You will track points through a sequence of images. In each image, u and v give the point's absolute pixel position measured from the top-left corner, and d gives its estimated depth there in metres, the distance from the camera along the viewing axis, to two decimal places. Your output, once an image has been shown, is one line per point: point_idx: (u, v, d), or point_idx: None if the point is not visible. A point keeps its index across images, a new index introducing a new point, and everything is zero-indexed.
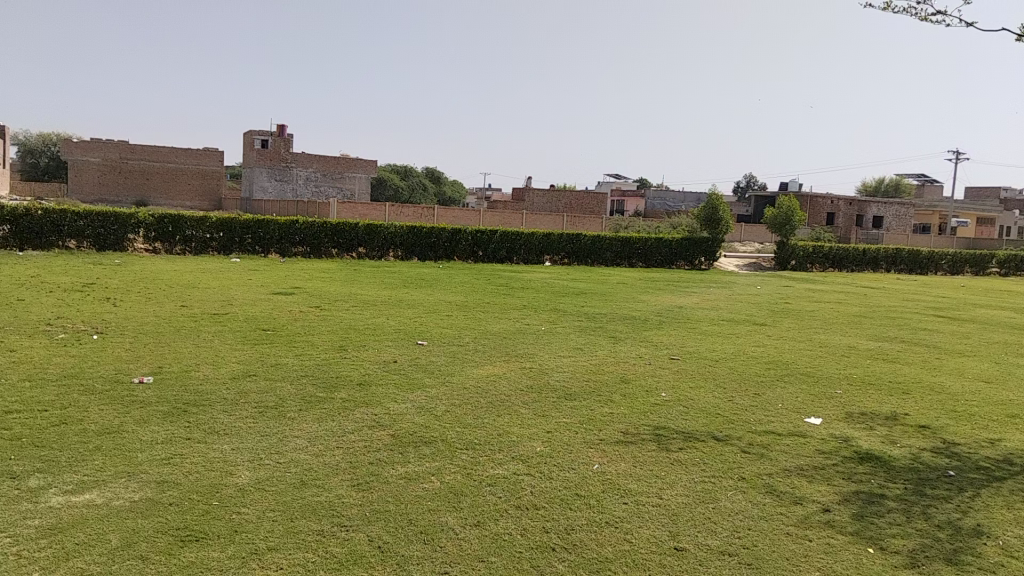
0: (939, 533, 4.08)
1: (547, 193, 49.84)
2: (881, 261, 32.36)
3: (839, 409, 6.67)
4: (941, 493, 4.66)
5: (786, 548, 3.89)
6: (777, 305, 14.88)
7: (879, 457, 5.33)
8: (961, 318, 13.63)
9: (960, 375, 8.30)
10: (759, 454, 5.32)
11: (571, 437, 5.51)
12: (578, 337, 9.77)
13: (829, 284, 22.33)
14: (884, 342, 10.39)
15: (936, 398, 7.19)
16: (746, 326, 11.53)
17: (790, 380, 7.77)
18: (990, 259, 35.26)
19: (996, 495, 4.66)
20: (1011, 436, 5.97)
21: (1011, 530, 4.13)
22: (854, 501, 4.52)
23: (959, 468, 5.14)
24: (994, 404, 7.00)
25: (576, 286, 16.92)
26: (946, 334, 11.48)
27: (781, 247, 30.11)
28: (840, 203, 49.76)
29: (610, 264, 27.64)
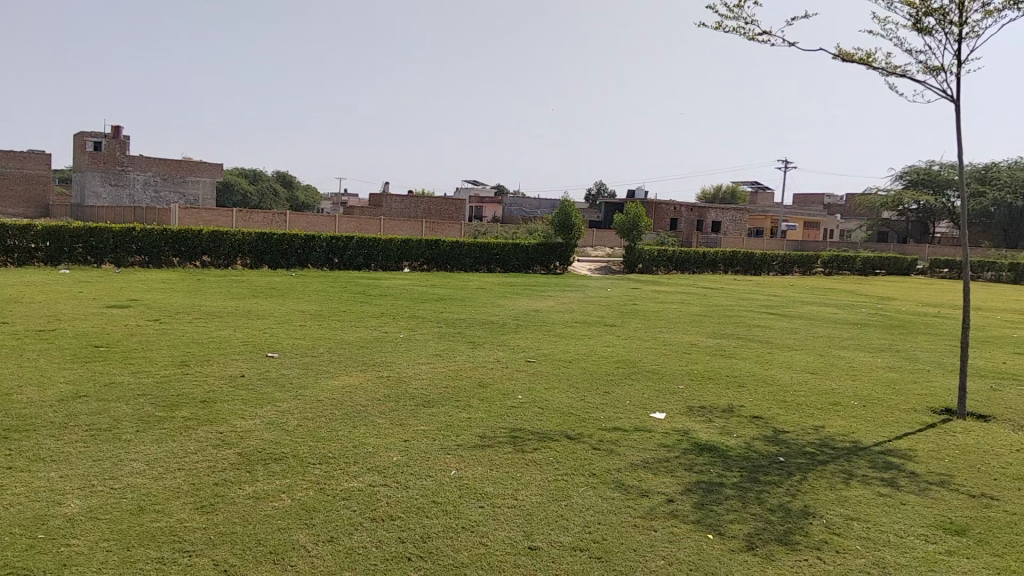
0: (770, 516, 4.39)
1: (404, 199, 49.47)
2: (720, 263, 34.48)
3: (681, 403, 7.03)
4: (772, 478, 5.01)
5: (634, 540, 4.05)
6: (626, 306, 15.56)
7: (717, 448, 5.66)
8: (789, 315, 14.77)
9: (789, 367, 8.98)
10: (609, 450, 5.52)
11: (428, 445, 5.49)
12: (435, 343, 9.78)
13: (674, 285, 23.60)
14: (722, 339, 11.08)
15: (768, 390, 7.75)
16: (598, 327, 11.97)
17: (638, 377, 8.13)
18: (815, 260, 38.39)
19: (820, 477, 5.06)
20: (832, 422, 6.51)
21: (833, 510, 4.50)
22: (695, 490, 4.77)
23: (788, 454, 5.56)
24: (818, 394, 7.62)
25: (434, 292, 16.93)
26: (777, 329, 12.40)
27: (629, 252, 31.43)
28: (682, 210, 52.73)
29: (468, 270, 27.80)
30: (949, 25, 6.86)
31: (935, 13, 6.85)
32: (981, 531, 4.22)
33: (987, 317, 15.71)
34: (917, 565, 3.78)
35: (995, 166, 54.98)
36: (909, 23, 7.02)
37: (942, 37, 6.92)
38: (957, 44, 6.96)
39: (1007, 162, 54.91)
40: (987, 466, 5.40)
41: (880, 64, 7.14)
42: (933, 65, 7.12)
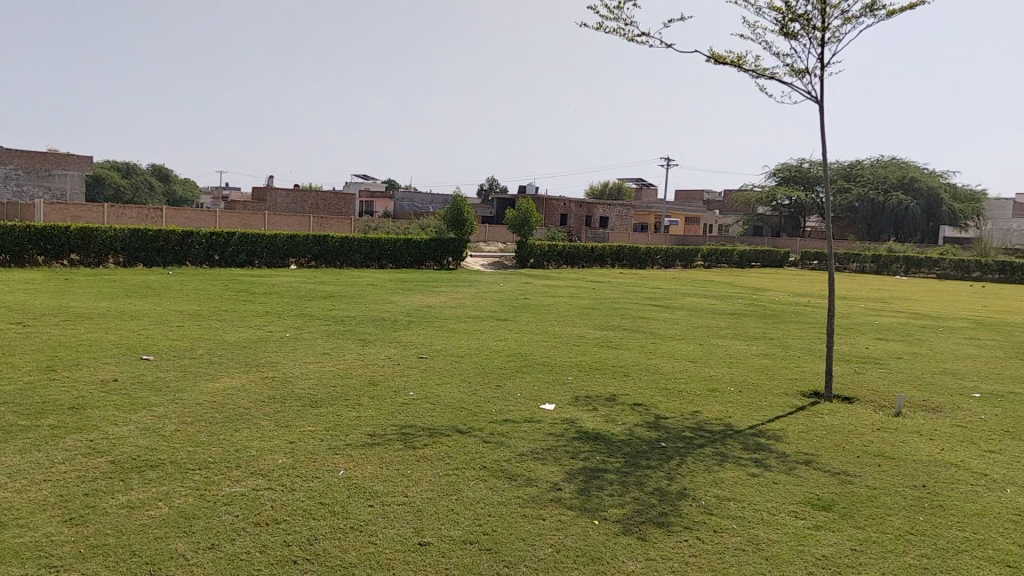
0: (651, 499, 4.57)
1: (291, 193, 48.14)
2: (608, 258, 35.35)
3: (569, 394, 7.19)
4: (654, 463, 5.20)
5: (522, 529, 4.12)
6: (517, 300, 15.74)
7: (603, 435, 5.83)
8: (672, 306, 15.35)
9: (671, 356, 9.35)
10: (498, 442, 5.58)
11: (315, 445, 5.39)
12: (323, 341, 9.60)
13: (563, 279, 24.10)
14: (609, 331, 11.38)
15: (651, 378, 8.04)
16: (489, 321, 12.06)
17: (528, 370, 8.26)
18: (696, 254, 39.98)
19: (699, 461, 5.30)
20: (710, 407, 6.83)
21: (710, 491, 4.72)
22: (581, 478, 4.89)
23: (668, 439, 5.79)
24: (698, 381, 7.97)
25: (321, 289, 16.58)
26: (660, 320, 12.87)
27: (520, 246, 31.71)
28: (571, 205, 53.54)
29: (358, 266, 27.38)
30: (812, 30, 7.29)
31: (800, 18, 7.26)
32: (844, 506, 4.53)
33: (851, 306, 16.81)
34: (786, 540, 4.02)
35: (858, 164, 58.79)
36: (777, 27, 7.41)
37: (807, 41, 7.35)
38: (820, 48, 7.40)
39: (869, 160, 58.81)
40: (850, 444, 5.80)
41: (751, 66, 7.50)
42: (799, 69, 7.55)
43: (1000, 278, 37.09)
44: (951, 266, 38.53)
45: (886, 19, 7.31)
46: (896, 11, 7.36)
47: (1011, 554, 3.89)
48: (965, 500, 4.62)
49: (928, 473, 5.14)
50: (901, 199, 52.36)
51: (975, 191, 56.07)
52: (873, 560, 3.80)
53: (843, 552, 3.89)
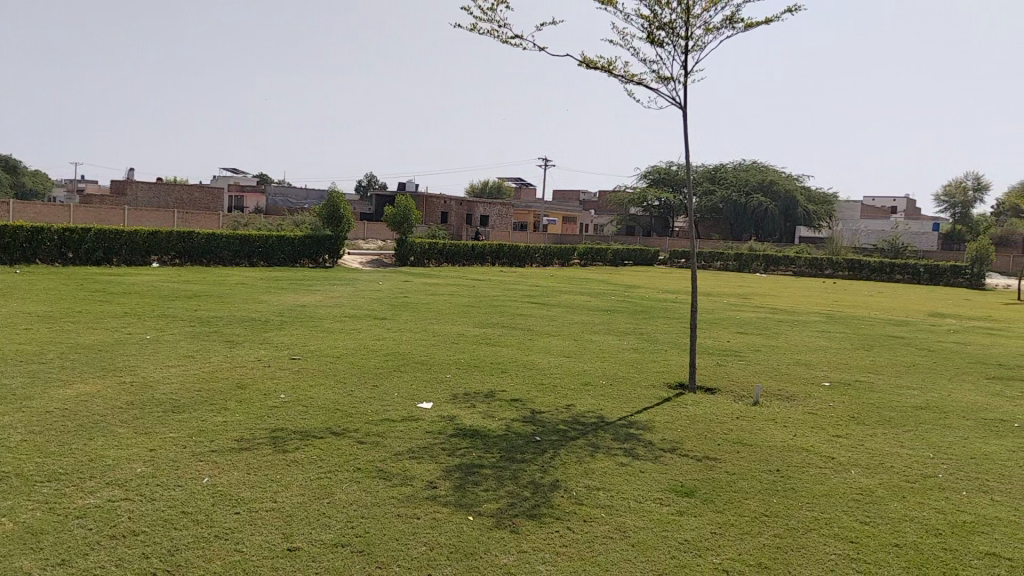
0: (524, 492, 4.66)
1: (153, 186, 45.63)
2: (487, 256, 35.61)
3: (447, 391, 7.21)
4: (528, 457, 5.31)
5: (395, 529, 4.11)
6: (395, 299, 15.61)
7: (479, 431, 5.88)
8: (549, 304, 15.67)
9: (548, 352, 9.54)
10: (373, 442, 5.53)
11: (177, 453, 5.16)
12: (189, 343, 9.18)
13: (444, 277, 24.10)
14: (487, 328, 11.48)
15: (528, 374, 8.18)
16: (366, 320, 11.91)
17: (406, 369, 8.22)
18: (573, 252, 40.94)
19: (572, 452, 5.45)
20: (583, 401, 7.03)
21: (581, 481, 4.87)
22: (455, 474, 4.93)
23: (542, 432, 5.92)
24: (573, 375, 8.19)
25: (188, 288, 15.85)
26: (538, 317, 13.12)
27: (399, 244, 31.43)
28: (452, 203, 53.41)
29: (227, 263, 26.33)
30: (676, 38, 7.63)
31: (665, 27, 7.58)
32: (706, 491, 4.78)
33: (716, 302, 17.68)
34: (652, 526, 4.21)
35: (723, 167, 61.82)
36: (643, 35, 7.70)
37: (672, 49, 7.68)
38: (683, 56, 7.75)
39: (732, 163, 61.97)
40: (712, 432, 6.13)
41: (620, 71, 7.77)
42: (665, 75, 7.88)
43: (850, 275, 40.01)
44: (806, 264, 41.31)
45: (744, 31, 7.75)
46: (753, 24, 7.81)
47: (853, 530, 4.22)
48: (813, 482, 4.98)
49: (781, 457, 5.51)
50: (761, 201, 55.55)
51: (826, 194, 60.22)
52: (731, 542, 4.04)
53: (703, 535, 4.11)
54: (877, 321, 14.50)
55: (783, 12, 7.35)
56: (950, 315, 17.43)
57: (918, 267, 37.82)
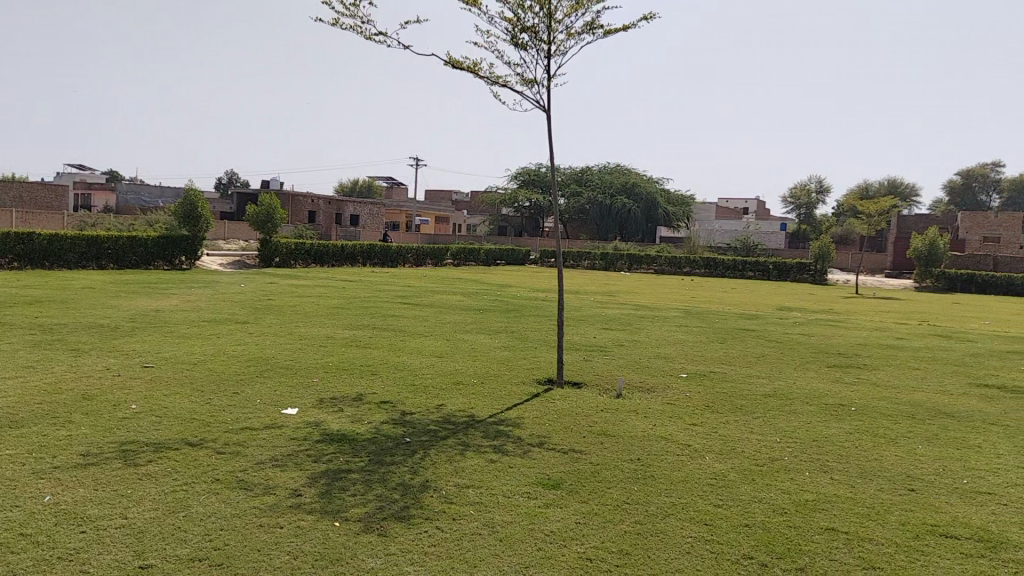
0: (393, 494, 4.62)
1: None
2: (358, 256, 34.96)
3: (313, 396, 7.03)
4: (398, 459, 5.27)
5: (257, 540, 3.97)
6: (259, 302, 15.05)
7: (346, 436, 5.78)
8: (421, 304, 15.60)
9: (419, 353, 9.50)
10: (234, 452, 5.32)
11: (15, 471, 4.76)
12: (29, 353, 8.49)
13: (312, 278, 23.47)
14: (356, 330, 11.29)
15: (398, 375, 8.11)
16: (228, 324, 11.42)
17: (269, 374, 7.95)
18: (445, 252, 40.89)
19: (441, 452, 5.45)
20: (454, 400, 7.05)
21: (451, 480, 4.88)
22: (321, 481, 4.82)
23: (412, 433, 5.89)
24: (444, 375, 8.19)
25: (27, 294, 14.64)
26: (409, 318, 13.02)
27: (263, 245, 30.35)
28: (320, 203, 51.98)
29: (72, 267, 24.57)
30: (539, 43, 7.78)
31: (528, 30, 7.71)
32: (571, 482, 4.91)
33: (583, 299, 18.16)
34: (519, 521, 4.27)
35: (588, 169, 63.40)
36: (507, 37, 7.80)
37: (535, 53, 7.82)
38: (546, 60, 7.91)
39: (597, 165, 63.70)
40: (578, 425, 6.29)
41: (486, 72, 7.83)
42: (528, 78, 8.02)
43: (706, 272, 42.16)
44: (666, 262, 43.21)
45: (604, 37, 7.99)
46: (612, 31, 8.07)
47: (707, 513, 4.46)
48: (672, 469, 5.23)
49: (642, 447, 5.73)
50: (625, 203, 57.60)
51: (685, 196, 63.15)
52: (595, 531, 4.17)
53: (569, 526, 4.22)
54: (731, 315, 15.38)
55: (639, 19, 7.63)
56: (796, 308, 18.70)
57: (768, 264, 40.37)
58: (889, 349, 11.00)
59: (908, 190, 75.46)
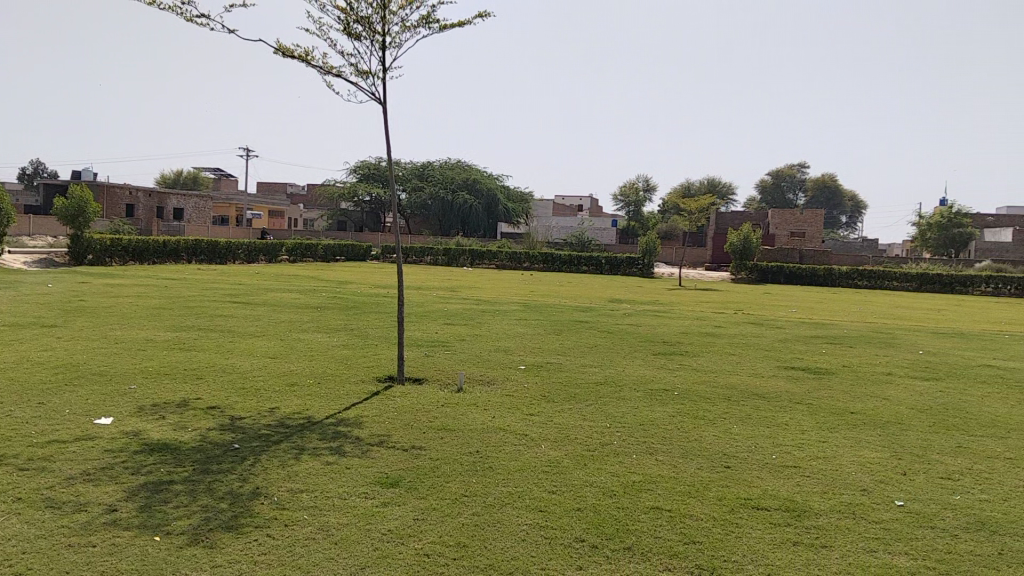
0: (220, 504, 4.40)
1: None
2: (182, 253, 32.97)
3: (132, 404, 6.55)
4: (226, 466, 5.03)
5: (66, 562, 3.66)
6: (69, 303, 13.84)
7: (168, 445, 5.43)
8: (252, 302, 14.97)
9: (250, 354, 9.10)
10: (38, 468, 4.86)
11: None
12: None
13: (131, 277, 21.88)
14: (181, 331, 10.65)
15: (227, 378, 7.73)
16: (32, 329, 10.42)
17: (82, 382, 7.33)
18: (279, 248, 39.51)
19: (273, 457, 5.25)
20: (287, 402, 6.81)
21: (283, 486, 4.71)
22: (140, 494, 4.51)
23: (242, 439, 5.64)
24: (278, 377, 7.90)
25: None
26: (240, 317, 12.47)
27: (74, 241, 27.95)
28: (140, 195, 48.35)
29: None
30: (373, 34, 7.66)
31: (362, 21, 7.58)
32: (410, 480, 4.89)
33: (424, 295, 18.10)
34: (355, 522, 4.19)
35: (429, 164, 62.95)
36: (340, 27, 7.62)
37: (369, 44, 7.70)
38: (380, 51, 7.80)
39: (438, 160, 63.50)
40: (417, 422, 6.27)
41: (318, 62, 7.63)
42: (363, 69, 7.88)
43: (545, 267, 43.31)
44: (507, 257, 44.02)
45: (440, 32, 7.98)
46: (448, 26, 8.08)
47: (542, 500, 4.58)
48: (509, 459, 5.32)
49: (481, 439, 5.80)
50: (466, 199, 58.01)
51: (523, 193, 64.53)
52: (433, 526, 4.17)
53: (407, 523, 4.19)
54: (567, 308, 15.89)
55: (474, 16, 7.69)
56: (626, 300, 19.62)
57: (601, 259, 42.08)
58: (709, 336, 11.82)
59: (726, 189, 81.32)
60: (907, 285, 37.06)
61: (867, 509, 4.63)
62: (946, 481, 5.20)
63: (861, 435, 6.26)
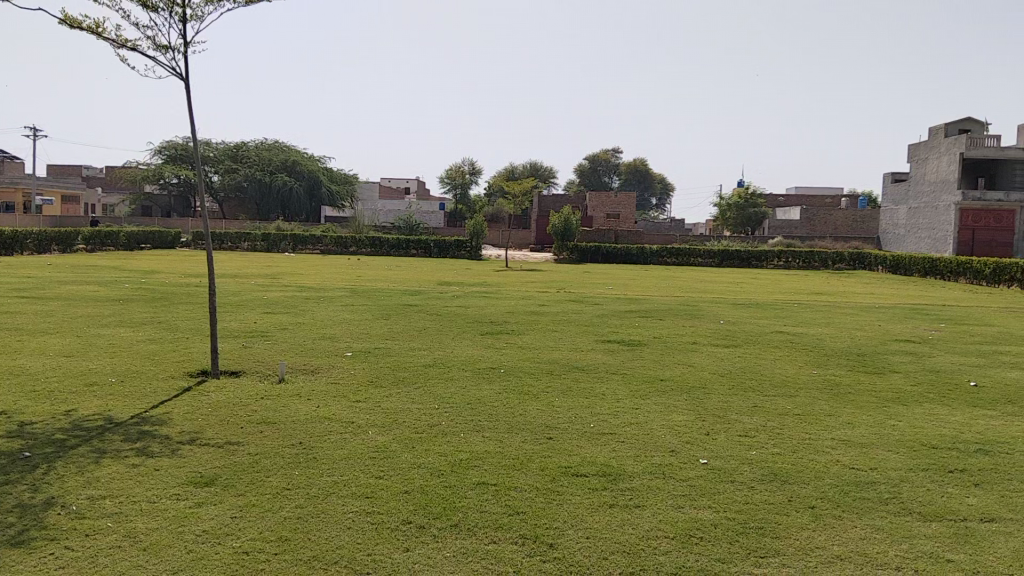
0: (9, 518, 4.00)
1: None
2: None
3: None
4: (15, 477, 4.58)
5: None
6: None
7: None
8: (44, 296, 13.64)
9: (41, 353, 8.30)
10: None
11: None
12: None
13: None
14: None
15: (14, 381, 7.00)
16: None
17: None
18: (75, 236, 36.26)
19: (70, 463, 4.84)
20: (87, 404, 6.29)
21: (82, 493, 4.36)
22: None
23: (32, 446, 5.14)
24: (75, 376, 7.27)
25: None
26: (30, 313, 11.32)
27: None
28: None
29: None
30: (172, 5, 7.18)
31: None
32: (226, 477, 4.68)
33: (240, 284, 17.23)
34: (166, 525, 3.97)
35: (243, 145, 59.70)
36: None
37: (167, 15, 7.21)
38: (181, 24, 7.34)
39: (253, 141, 60.41)
40: (234, 416, 6.00)
41: (109, 34, 7.04)
42: (161, 43, 7.38)
43: (372, 252, 42.67)
44: (331, 242, 42.95)
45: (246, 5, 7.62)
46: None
47: (368, 486, 4.55)
48: (333, 449, 5.22)
49: (304, 430, 5.65)
50: (285, 181, 55.86)
51: (346, 175, 63.10)
52: (252, 522, 4.02)
53: (224, 522, 4.02)
54: (393, 293, 15.76)
55: None
56: (452, 283, 19.74)
57: (429, 242, 42.08)
58: (532, 315, 12.17)
59: (547, 173, 83.75)
60: (710, 260, 40.03)
61: (676, 469, 4.98)
62: (744, 438, 5.70)
63: (670, 400, 6.73)
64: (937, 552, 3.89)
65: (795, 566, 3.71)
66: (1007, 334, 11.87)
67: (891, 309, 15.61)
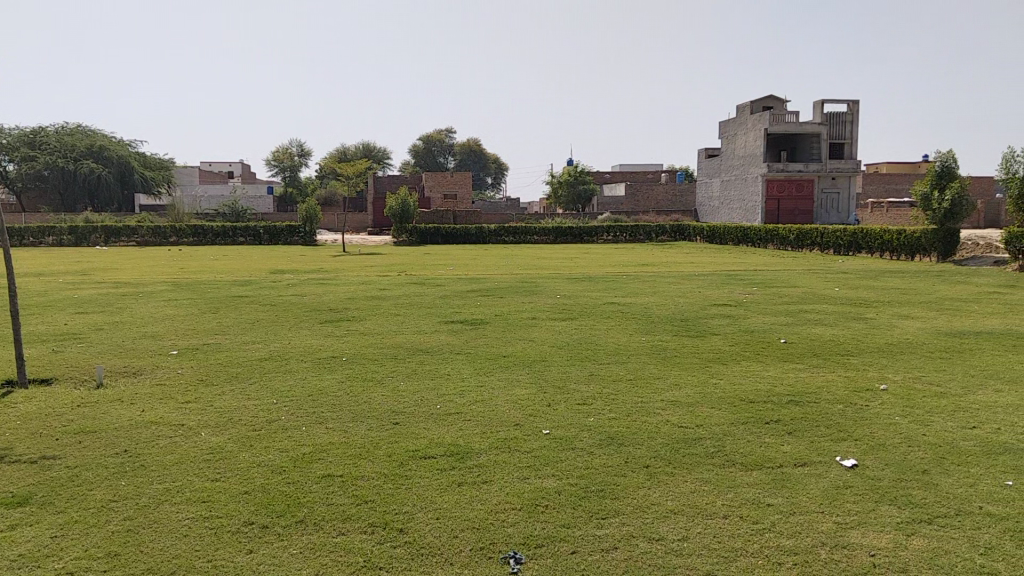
0: None
1: None
2: None
3: None
4: None
5: None
6: None
7: None
8: None
9: None
10: None
11: None
12: None
13: None
14: None
15: None
16: None
17: None
18: None
19: None
20: None
21: None
22: None
23: None
24: None
25: None
26: None
27: None
28: None
29: None
30: None
31: None
32: (43, 494, 4.30)
33: (44, 282, 15.72)
34: None
35: (40, 130, 54.28)
36: None
37: None
38: None
39: (51, 126, 55.12)
40: (48, 428, 5.51)
41: None
42: None
43: (195, 241, 40.48)
44: (149, 232, 40.16)
45: None
46: None
47: (204, 490, 4.34)
48: (164, 454, 4.94)
49: (128, 437, 5.29)
50: (92, 167, 51.46)
51: (160, 161, 59.09)
52: (75, 540, 3.73)
53: (42, 543, 3.70)
54: (221, 284, 14.97)
55: None
56: (286, 270, 19.06)
57: (258, 229, 40.40)
58: (372, 300, 12.02)
59: (382, 153, 82.43)
60: (545, 237, 41.23)
61: (521, 441, 5.12)
62: (583, 406, 5.94)
63: (512, 375, 6.90)
64: (758, 498, 4.25)
65: (633, 524, 3.94)
66: (809, 294, 13.08)
67: (710, 276, 16.74)
